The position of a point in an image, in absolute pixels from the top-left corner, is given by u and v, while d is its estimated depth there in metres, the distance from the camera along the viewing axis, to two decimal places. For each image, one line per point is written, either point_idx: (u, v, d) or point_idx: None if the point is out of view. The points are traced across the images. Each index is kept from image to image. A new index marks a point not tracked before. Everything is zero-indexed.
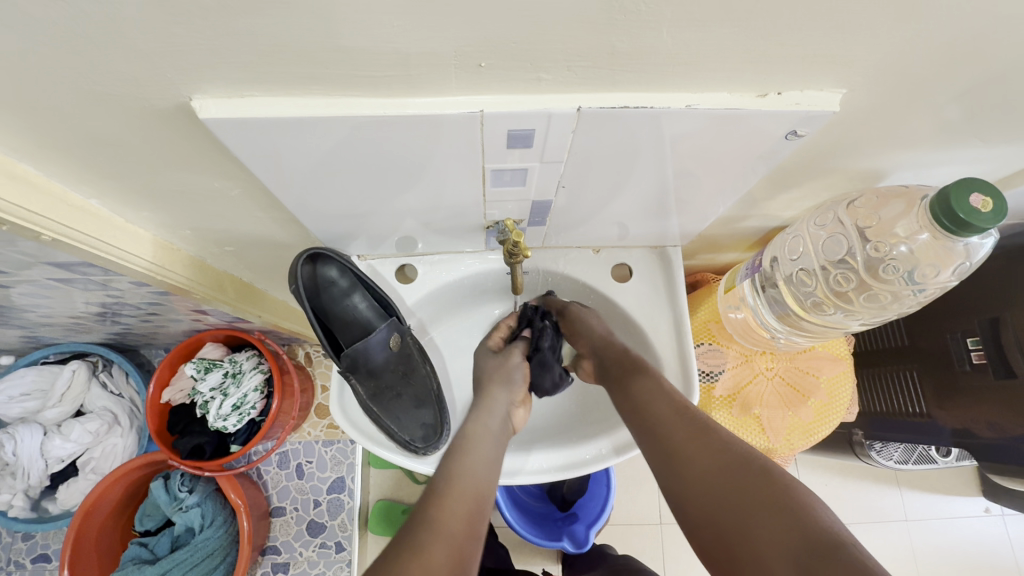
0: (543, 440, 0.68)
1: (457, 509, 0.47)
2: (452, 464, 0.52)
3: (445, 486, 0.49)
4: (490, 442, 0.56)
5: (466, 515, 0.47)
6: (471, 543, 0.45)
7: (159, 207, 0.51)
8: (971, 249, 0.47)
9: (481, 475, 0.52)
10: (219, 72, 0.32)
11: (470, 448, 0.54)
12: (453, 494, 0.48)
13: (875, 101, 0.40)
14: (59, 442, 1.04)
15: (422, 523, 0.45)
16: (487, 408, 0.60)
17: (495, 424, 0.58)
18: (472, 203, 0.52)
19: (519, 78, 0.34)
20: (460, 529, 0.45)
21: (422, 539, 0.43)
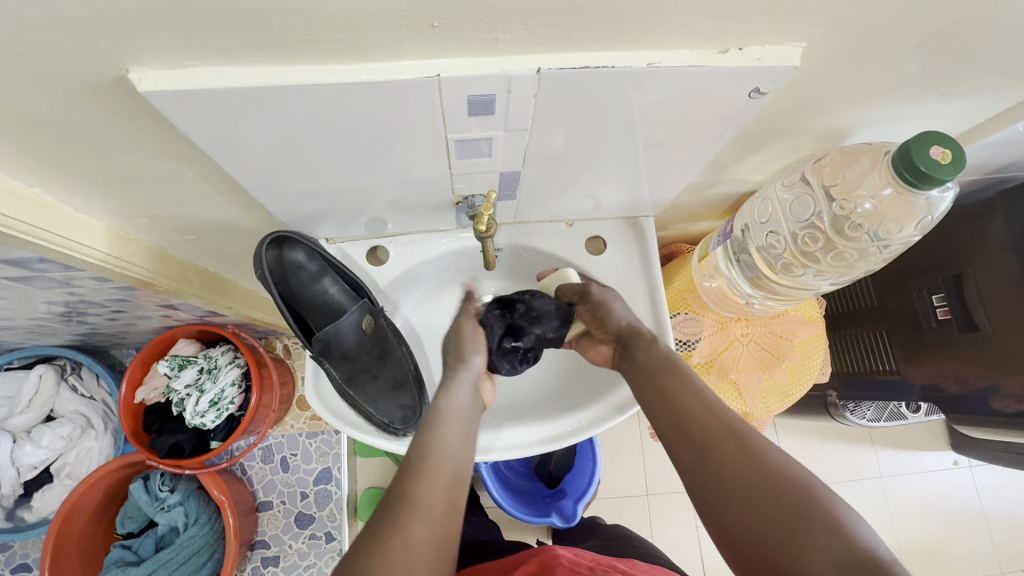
0: (515, 415, 0.67)
1: (436, 488, 0.48)
2: (425, 440, 0.52)
3: (419, 467, 0.50)
4: (462, 417, 0.57)
5: (441, 499, 0.48)
6: (447, 531, 0.47)
7: (110, 194, 0.48)
8: (933, 202, 0.48)
9: (455, 452, 0.52)
10: (155, 40, 0.31)
11: (442, 425, 0.54)
12: (430, 476, 0.49)
13: (838, 56, 0.40)
14: (29, 449, 1.01)
15: (396, 514, 0.46)
16: (454, 384, 0.60)
17: (465, 400, 0.59)
18: (439, 177, 0.50)
19: (474, 40, 0.33)
20: (437, 517, 0.47)
21: (400, 535, 0.44)
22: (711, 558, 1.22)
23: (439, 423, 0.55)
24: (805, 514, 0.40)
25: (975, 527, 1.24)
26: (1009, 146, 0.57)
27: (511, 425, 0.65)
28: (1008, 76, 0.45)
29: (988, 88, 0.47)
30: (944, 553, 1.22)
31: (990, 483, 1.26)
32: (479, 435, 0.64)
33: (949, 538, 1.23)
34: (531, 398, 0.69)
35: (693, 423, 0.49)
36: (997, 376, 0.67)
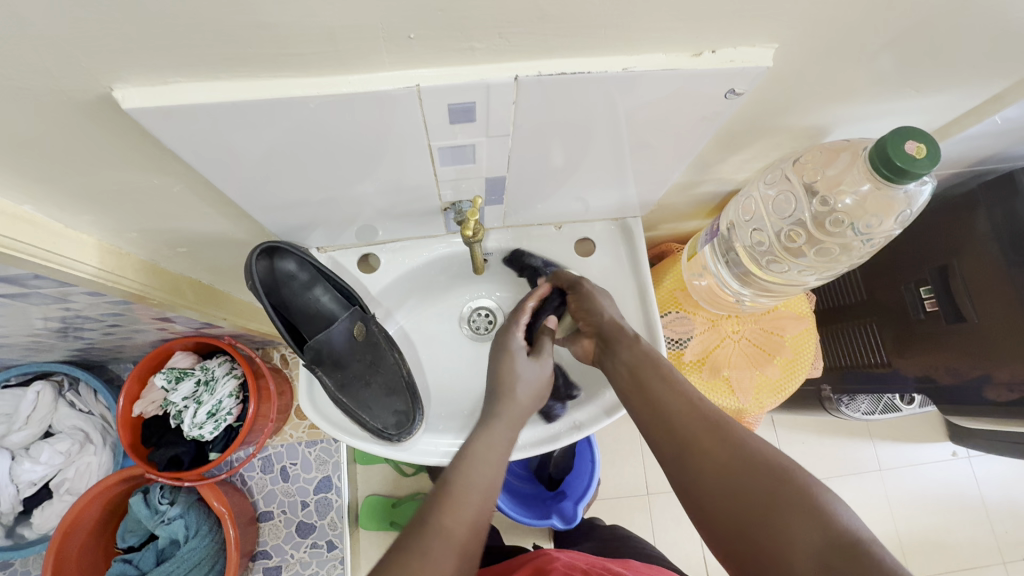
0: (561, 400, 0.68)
1: (465, 514, 0.45)
2: (461, 453, 0.51)
3: (453, 480, 0.48)
4: (504, 429, 0.54)
5: (474, 515, 0.46)
6: (476, 542, 0.45)
7: (101, 209, 0.49)
8: (911, 196, 0.49)
9: (490, 464, 0.50)
10: (138, 57, 0.31)
11: (481, 452, 0.51)
12: (465, 490, 0.47)
13: (810, 56, 0.40)
14: (28, 465, 1.01)
15: (427, 523, 0.44)
16: (506, 405, 0.56)
17: (513, 415, 0.56)
18: (425, 184, 0.51)
19: (451, 49, 0.34)
20: (467, 529, 0.44)
21: (431, 544, 0.42)
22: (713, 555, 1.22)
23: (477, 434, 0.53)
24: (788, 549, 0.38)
25: (975, 518, 1.24)
26: (987, 139, 0.58)
27: (556, 412, 0.66)
28: (980, 71, 0.46)
29: (962, 83, 0.47)
30: (945, 545, 1.22)
31: (989, 473, 1.27)
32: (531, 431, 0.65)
33: (950, 529, 1.23)
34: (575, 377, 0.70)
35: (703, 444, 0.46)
36: (986, 367, 0.68)
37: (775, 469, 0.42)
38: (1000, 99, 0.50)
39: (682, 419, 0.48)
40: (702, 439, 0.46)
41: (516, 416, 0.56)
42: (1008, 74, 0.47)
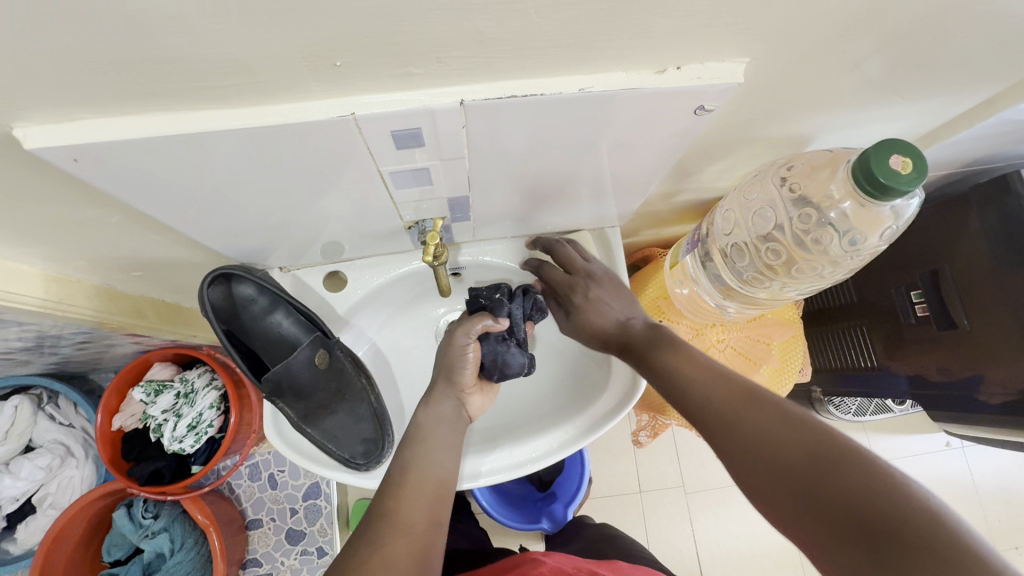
0: (507, 432, 0.65)
1: (415, 503, 0.46)
2: (407, 456, 0.51)
3: (401, 481, 0.48)
4: (444, 433, 0.54)
5: (424, 517, 0.46)
6: (430, 541, 0.44)
7: (37, 242, 0.46)
8: (898, 211, 0.45)
9: (439, 463, 0.51)
10: (31, 97, 0.28)
11: (421, 442, 0.52)
12: (410, 487, 0.47)
13: (788, 67, 0.37)
14: (8, 482, 0.99)
15: (376, 525, 0.44)
16: (436, 400, 0.56)
17: (449, 413, 0.56)
18: (381, 205, 0.48)
19: (386, 74, 0.31)
20: (418, 532, 0.44)
21: (380, 552, 0.42)
22: (706, 553, 1.22)
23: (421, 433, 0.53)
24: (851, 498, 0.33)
25: (969, 511, 1.24)
26: (979, 142, 0.55)
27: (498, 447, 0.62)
28: (972, 76, 0.43)
29: (951, 89, 0.44)
30: None
31: (983, 464, 1.26)
32: (470, 462, 0.61)
33: None
34: (529, 412, 0.67)
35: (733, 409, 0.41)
36: (980, 367, 0.66)
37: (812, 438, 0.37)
38: (993, 102, 0.47)
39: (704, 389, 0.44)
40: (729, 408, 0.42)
41: (446, 409, 0.56)
42: (1001, 78, 0.44)
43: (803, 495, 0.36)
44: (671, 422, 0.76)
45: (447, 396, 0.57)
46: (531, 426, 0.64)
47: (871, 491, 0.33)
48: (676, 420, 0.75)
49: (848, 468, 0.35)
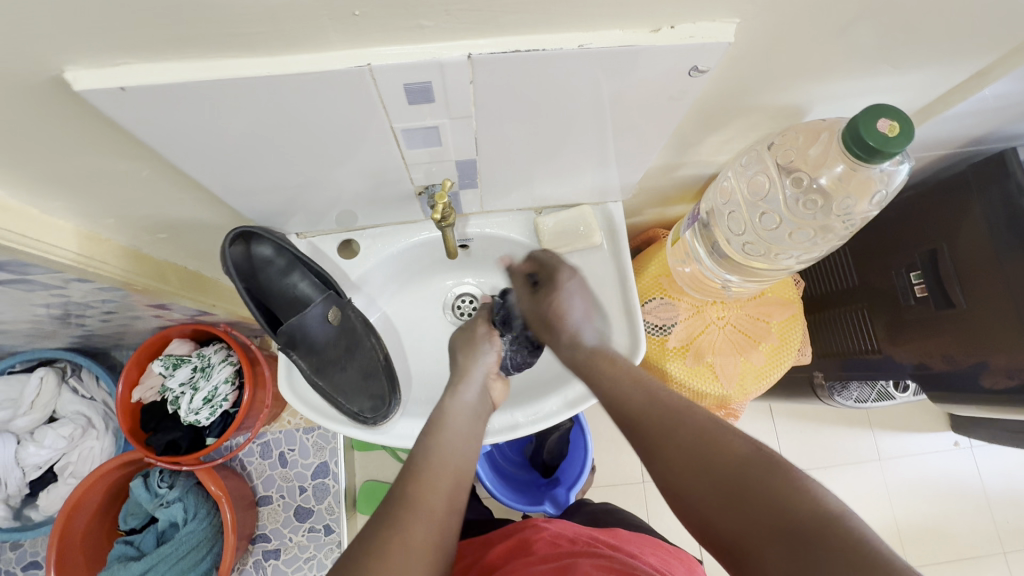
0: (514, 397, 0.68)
1: (437, 489, 0.50)
2: (430, 440, 0.54)
3: (426, 471, 0.51)
4: (465, 421, 0.58)
5: (443, 502, 0.50)
6: (444, 532, 0.48)
7: (75, 196, 0.49)
8: (887, 175, 0.49)
9: (462, 456, 0.54)
10: (81, 40, 0.31)
11: (447, 426, 0.56)
12: (435, 478, 0.51)
13: (777, 30, 0.39)
14: (33, 449, 1.01)
15: (401, 510, 0.47)
16: (461, 386, 0.60)
17: (472, 400, 0.60)
18: (394, 168, 0.51)
19: (399, 26, 0.34)
20: (436, 523, 0.48)
21: (403, 531, 0.45)
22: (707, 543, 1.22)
23: (447, 425, 0.56)
24: (768, 497, 0.39)
25: (976, 508, 1.23)
26: (974, 118, 0.56)
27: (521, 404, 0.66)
28: (959, 46, 0.44)
29: (940, 60, 0.46)
30: (944, 534, 1.21)
31: (991, 463, 1.25)
32: (499, 418, 0.65)
33: (949, 518, 1.22)
34: (549, 365, 0.69)
35: (670, 431, 0.47)
36: (983, 355, 0.67)
37: (738, 452, 0.43)
38: (984, 74, 0.49)
39: (647, 411, 0.49)
40: (667, 428, 0.47)
41: (472, 393, 0.60)
42: (988, 49, 0.45)
43: (732, 503, 0.41)
44: None
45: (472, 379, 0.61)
46: (532, 392, 0.67)
47: (789, 497, 0.38)
48: None
49: (769, 477, 0.40)
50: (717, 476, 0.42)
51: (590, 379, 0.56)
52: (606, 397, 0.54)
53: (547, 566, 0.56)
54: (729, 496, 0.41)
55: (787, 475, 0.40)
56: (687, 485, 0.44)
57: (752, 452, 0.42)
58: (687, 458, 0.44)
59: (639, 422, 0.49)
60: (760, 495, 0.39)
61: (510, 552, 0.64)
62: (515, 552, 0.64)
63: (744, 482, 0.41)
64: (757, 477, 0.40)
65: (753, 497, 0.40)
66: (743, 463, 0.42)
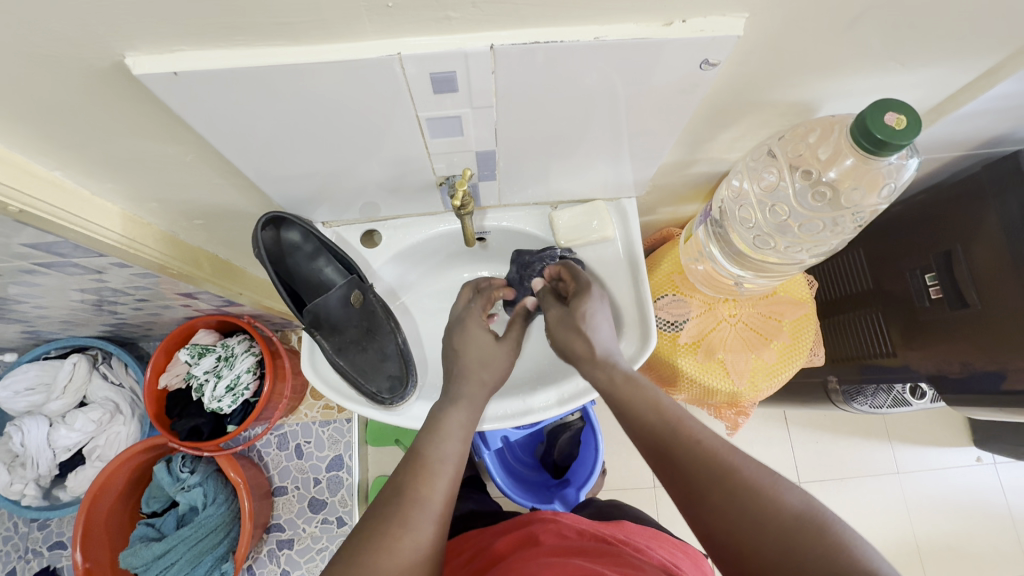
0: (523, 385, 0.70)
1: (428, 505, 0.49)
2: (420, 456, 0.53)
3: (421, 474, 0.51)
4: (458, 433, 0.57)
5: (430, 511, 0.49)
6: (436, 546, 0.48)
7: (122, 177, 0.53)
8: (895, 168, 0.51)
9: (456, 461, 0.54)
10: (143, 29, 0.35)
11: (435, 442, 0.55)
12: (429, 484, 0.50)
13: (783, 27, 0.41)
14: (64, 432, 1.03)
15: (398, 514, 0.47)
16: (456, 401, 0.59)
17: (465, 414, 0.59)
18: (418, 157, 0.53)
19: (429, 18, 0.37)
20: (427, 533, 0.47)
21: (390, 544, 0.45)
22: None
23: (443, 428, 0.57)
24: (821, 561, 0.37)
25: (998, 526, 1.19)
26: (986, 118, 0.57)
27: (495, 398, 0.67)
28: (966, 45, 0.46)
29: (949, 57, 0.47)
30: (964, 551, 1.18)
31: (1014, 480, 1.22)
32: (491, 407, 0.66)
33: (970, 535, 1.19)
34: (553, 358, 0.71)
35: (714, 482, 0.44)
36: (1001, 361, 0.66)
37: (790, 511, 0.40)
38: (994, 73, 0.50)
39: (687, 459, 0.46)
40: (710, 480, 0.44)
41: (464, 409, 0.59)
42: (994, 48, 0.47)
43: (783, 566, 0.39)
44: (683, 395, 0.78)
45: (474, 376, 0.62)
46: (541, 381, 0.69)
47: (847, 565, 0.36)
48: (686, 392, 0.77)
49: (823, 541, 0.38)
50: (771, 539, 0.40)
51: (626, 413, 0.53)
52: (643, 437, 0.51)
53: (555, 558, 0.55)
54: (779, 557, 0.39)
55: (841, 541, 0.38)
56: (733, 541, 0.42)
57: (804, 511, 0.40)
58: (732, 512, 0.42)
59: (678, 470, 0.46)
60: (818, 563, 0.37)
61: (518, 543, 0.64)
62: (524, 542, 0.63)
63: (795, 547, 0.39)
64: (814, 542, 0.38)
65: (803, 561, 0.38)
66: (794, 524, 0.40)
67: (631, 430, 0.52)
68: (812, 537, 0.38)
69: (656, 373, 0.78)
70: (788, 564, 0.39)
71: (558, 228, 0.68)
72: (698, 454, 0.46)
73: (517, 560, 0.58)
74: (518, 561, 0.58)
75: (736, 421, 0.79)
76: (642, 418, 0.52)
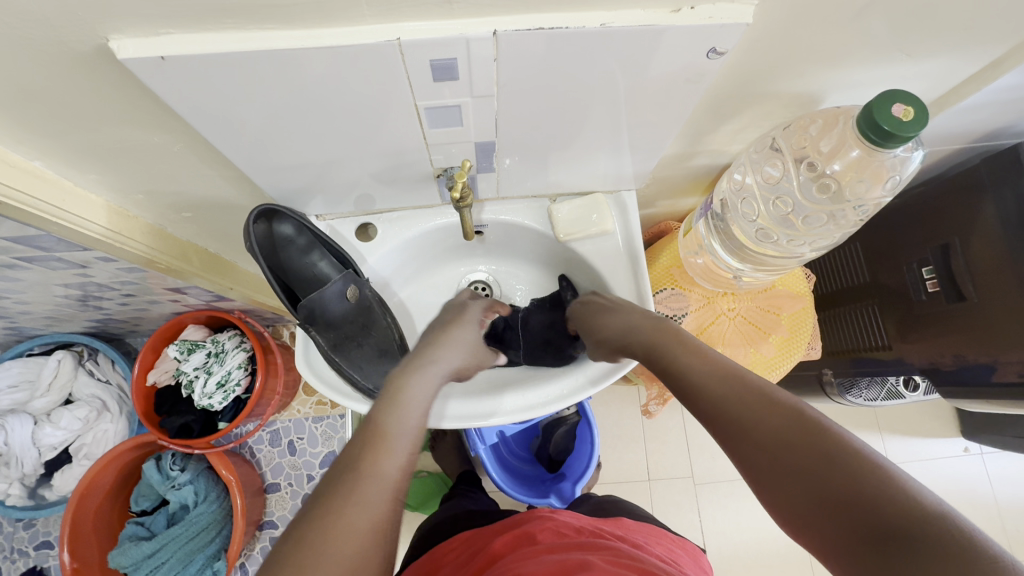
0: (507, 386, 0.67)
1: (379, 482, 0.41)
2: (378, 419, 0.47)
3: (376, 443, 0.44)
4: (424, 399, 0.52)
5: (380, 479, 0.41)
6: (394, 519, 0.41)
7: (106, 167, 0.51)
8: (900, 161, 0.50)
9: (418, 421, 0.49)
10: (129, 11, 0.33)
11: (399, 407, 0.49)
12: (387, 451, 0.44)
13: (792, 14, 0.40)
14: (49, 430, 1.00)
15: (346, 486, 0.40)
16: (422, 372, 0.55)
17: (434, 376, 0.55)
18: (415, 148, 0.52)
19: (429, 1, 0.35)
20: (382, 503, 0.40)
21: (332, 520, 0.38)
22: (713, 542, 1.21)
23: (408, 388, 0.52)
24: (833, 478, 0.33)
25: (985, 516, 1.21)
26: (988, 110, 0.57)
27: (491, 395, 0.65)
28: (973, 36, 0.45)
29: (955, 48, 0.47)
30: None
31: (1001, 470, 1.23)
32: (472, 405, 0.63)
33: None
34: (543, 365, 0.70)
35: (731, 404, 0.40)
36: (994, 354, 0.66)
37: (808, 429, 0.35)
38: (998, 65, 0.49)
39: (706, 385, 0.43)
40: (737, 405, 0.39)
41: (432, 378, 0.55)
42: (1001, 39, 0.46)
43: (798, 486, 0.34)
44: None
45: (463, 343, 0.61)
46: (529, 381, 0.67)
47: (864, 481, 0.32)
48: None
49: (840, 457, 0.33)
50: (782, 458, 0.35)
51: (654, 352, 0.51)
52: (668, 372, 0.48)
53: (555, 556, 0.54)
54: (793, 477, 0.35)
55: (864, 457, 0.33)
56: (749, 464, 0.37)
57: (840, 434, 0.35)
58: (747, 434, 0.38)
59: (697, 394, 0.43)
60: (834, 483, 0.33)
61: (516, 542, 0.63)
62: (522, 540, 0.63)
63: (809, 467, 0.34)
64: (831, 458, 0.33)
65: (817, 480, 0.33)
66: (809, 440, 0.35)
67: (657, 364, 0.50)
68: (825, 454, 0.34)
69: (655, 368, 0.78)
70: (804, 481, 0.34)
71: (557, 220, 0.67)
72: (718, 382, 0.42)
73: (517, 559, 0.58)
74: (515, 560, 0.57)
75: None
76: (668, 356, 0.49)
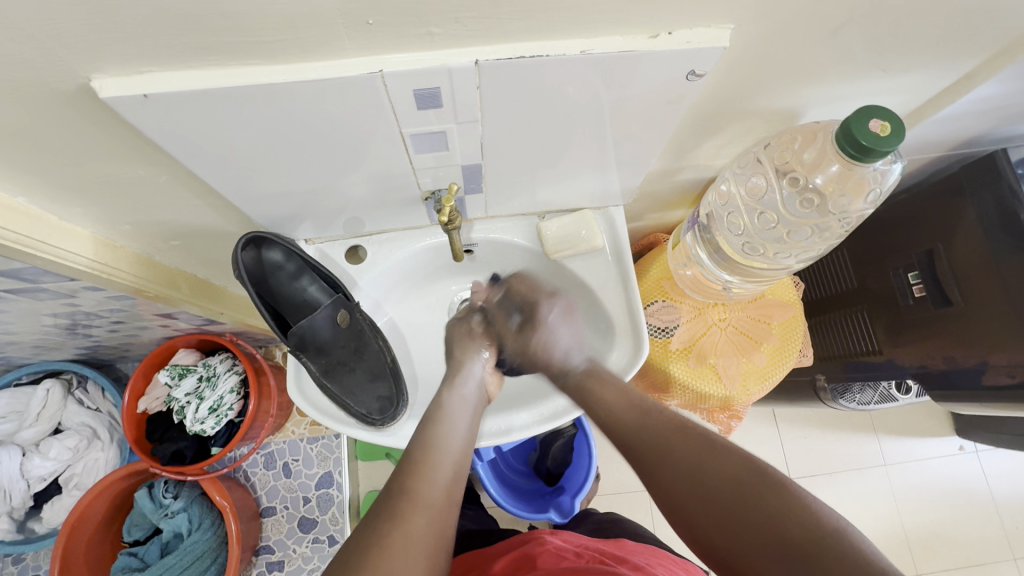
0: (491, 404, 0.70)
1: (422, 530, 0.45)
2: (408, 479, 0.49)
3: (403, 500, 0.47)
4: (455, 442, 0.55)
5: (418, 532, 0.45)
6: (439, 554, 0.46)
7: (92, 200, 0.50)
8: (880, 173, 0.51)
9: (454, 461, 0.53)
10: (109, 51, 0.33)
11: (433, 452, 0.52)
12: (417, 506, 0.47)
13: (767, 36, 0.41)
14: (38, 461, 0.98)
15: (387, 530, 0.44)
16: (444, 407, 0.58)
17: (468, 397, 0.61)
18: (403, 172, 0.52)
19: (410, 34, 0.36)
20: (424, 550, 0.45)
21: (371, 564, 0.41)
22: None
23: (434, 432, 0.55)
24: (757, 515, 0.39)
25: (983, 514, 1.22)
26: (963, 120, 0.58)
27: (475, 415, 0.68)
28: (944, 51, 0.46)
29: (928, 63, 0.48)
30: (951, 540, 1.20)
31: (998, 467, 1.24)
32: None
33: (956, 524, 1.21)
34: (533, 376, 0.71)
35: (669, 453, 0.47)
36: (982, 355, 0.67)
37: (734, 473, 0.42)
38: (972, 77, 0.51)
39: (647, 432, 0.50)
40: (676, 457, 0.46)
41: (466, 389, 0.61)
42: (972, 53, 0.47)
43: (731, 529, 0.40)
44: (676, 401, 0.77)
45: (470, 376, 0.62)
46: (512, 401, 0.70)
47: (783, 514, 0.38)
48: (679, 398, 0.76)
49: (763, 498, 0.40)
50: (714, 501, 0.42)
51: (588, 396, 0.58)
52: (607, 418, 0.55)
53: None
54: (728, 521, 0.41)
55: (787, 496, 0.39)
56: (686, 508, 0.44)
57: (758, 473, 0.42)
58: (687, 481, 0.44)
59: (636, 440, 0.50)
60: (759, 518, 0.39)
61: (516, 565, 0.63)
62: (522, 563, 0.62)
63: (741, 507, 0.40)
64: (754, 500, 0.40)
65: (745, 518, 0.40)
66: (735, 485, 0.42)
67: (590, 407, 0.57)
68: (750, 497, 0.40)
69: (648, 381, 0.77)
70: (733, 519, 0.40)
71: (545, 237, 0.67)
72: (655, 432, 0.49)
73: None
74: None
75: (729, 425, 0.78)
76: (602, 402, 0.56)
